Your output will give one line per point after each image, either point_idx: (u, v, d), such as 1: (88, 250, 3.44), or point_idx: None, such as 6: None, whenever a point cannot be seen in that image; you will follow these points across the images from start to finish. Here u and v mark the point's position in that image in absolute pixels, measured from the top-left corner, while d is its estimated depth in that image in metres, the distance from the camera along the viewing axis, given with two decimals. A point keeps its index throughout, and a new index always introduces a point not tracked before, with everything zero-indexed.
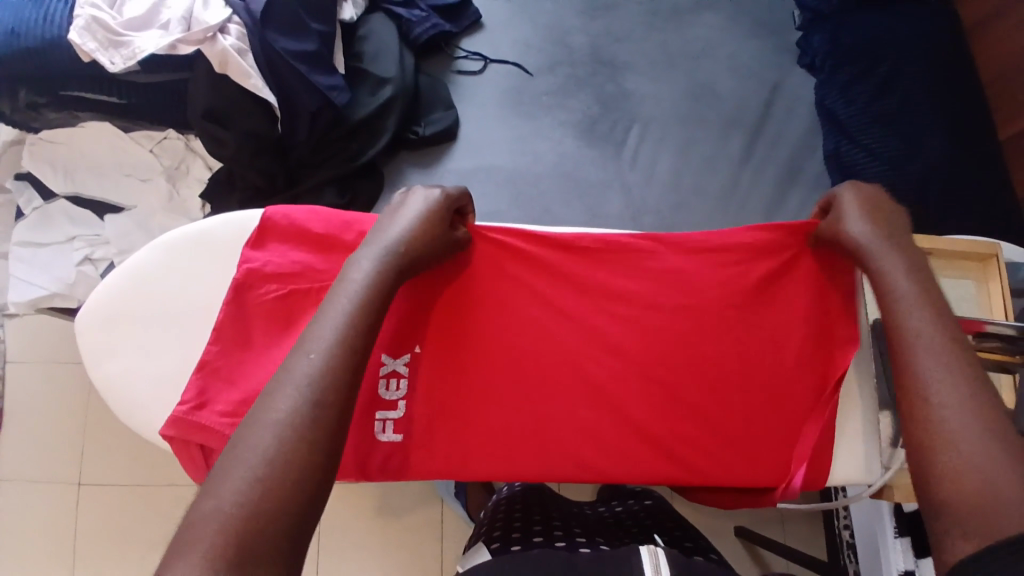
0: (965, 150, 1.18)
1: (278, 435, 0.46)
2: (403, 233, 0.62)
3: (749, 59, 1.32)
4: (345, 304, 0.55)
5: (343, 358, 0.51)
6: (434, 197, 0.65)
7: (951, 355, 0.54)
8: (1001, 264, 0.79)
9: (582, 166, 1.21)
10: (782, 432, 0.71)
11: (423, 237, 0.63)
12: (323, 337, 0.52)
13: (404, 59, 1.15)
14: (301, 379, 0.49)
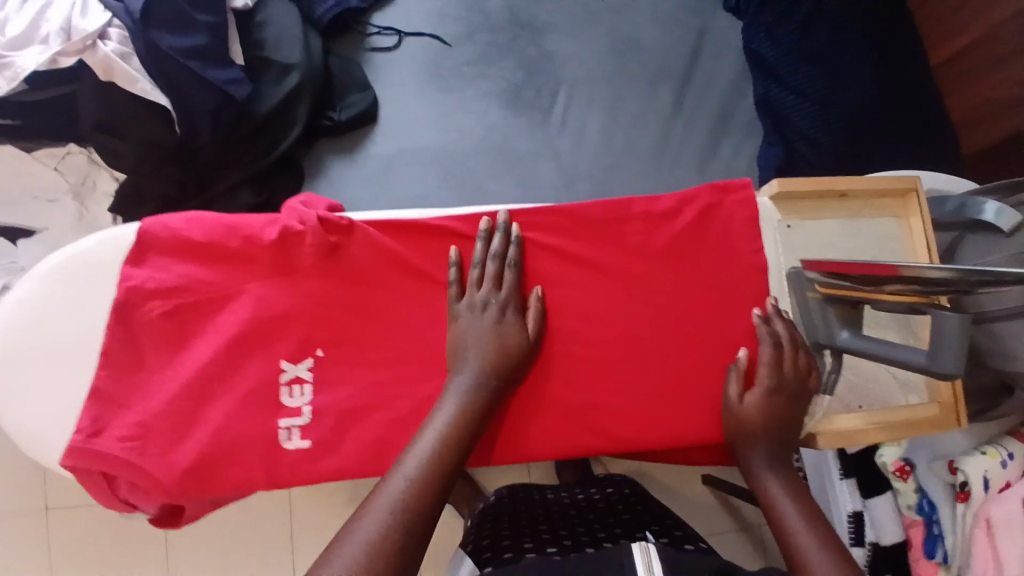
0: (891, 81, 1.17)
1: (372, 541, 0.50)
2: (477, 357, 0.61)
3: (672, 8, 1.28)
4: (435, 426, 0.58)
5: (439, 468, 0.55)
6: (498, 313, 0.63)
7: (807, 509, 0.61)
8: (920, 198, 0.75)
9: (510, 136, 1.18)
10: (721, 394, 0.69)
11: (492, 352, 0.61)
12: (411, 457, 0.56)
13: (309, 40, 1.09)
14: (388, 497, 0.53)
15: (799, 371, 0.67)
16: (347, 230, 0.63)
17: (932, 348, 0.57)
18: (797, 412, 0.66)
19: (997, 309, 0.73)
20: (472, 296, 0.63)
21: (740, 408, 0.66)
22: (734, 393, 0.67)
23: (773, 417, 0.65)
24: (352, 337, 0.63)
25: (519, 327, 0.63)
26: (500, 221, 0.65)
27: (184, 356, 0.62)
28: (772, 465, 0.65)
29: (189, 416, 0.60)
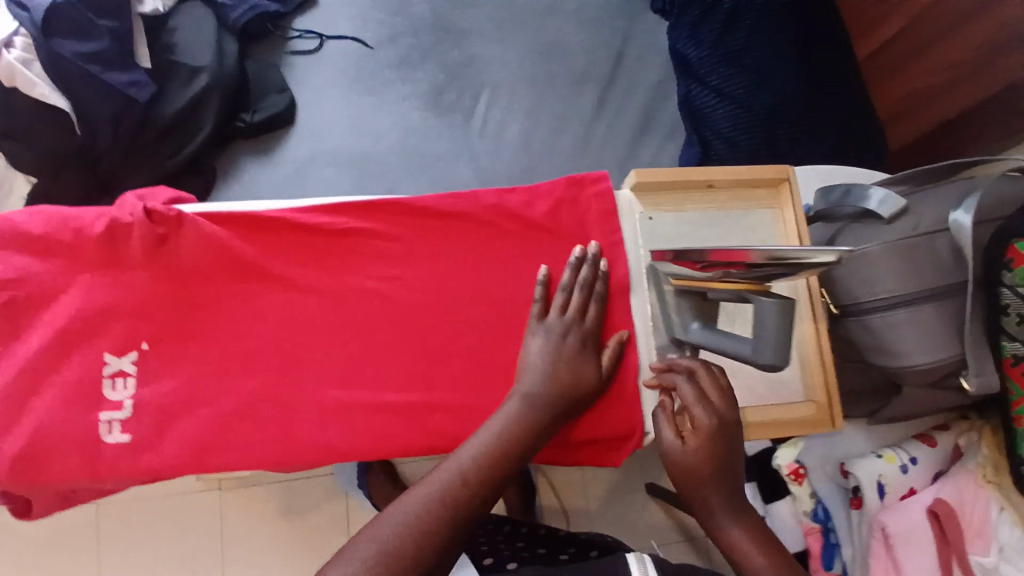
0: (815, 79, 1.14)
1: (408, 525, 0.52)
2: (557, 381, 0.63)
3: (598, 10, 1.27)
4: (485, 436, 0.59)
5: (480, 473, 0.57)
6: (575, 339, 0.65)
7: (770, 556, 0.59)
8: (792, 187, 0.74)
9: (429, 138, 1.17)
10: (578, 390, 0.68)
11: (566, 377, 0.63)
12: (454, 460, 0.57)
13: (224, 44, 1.10)
14: (428, 489, 0.55)
15: (726, 400, 0.63)
16: (177, 221, 0.64)
17: (755, 339, 0.56)
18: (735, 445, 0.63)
19: (871, 301, 0.71)
20: (553, 321, 0.66)
21: (676, 452, 0.63)
22: (668, 440, 0.64)
23: (716, 457, 0.61)
24: (177, 330, 0.63)
25: (596, 359, 0.66)
26: (589, 252, 0.68)
27: (13, 350, 0.61)
28: (728, 508, 0.62)
29: (9, 411, 0.59)
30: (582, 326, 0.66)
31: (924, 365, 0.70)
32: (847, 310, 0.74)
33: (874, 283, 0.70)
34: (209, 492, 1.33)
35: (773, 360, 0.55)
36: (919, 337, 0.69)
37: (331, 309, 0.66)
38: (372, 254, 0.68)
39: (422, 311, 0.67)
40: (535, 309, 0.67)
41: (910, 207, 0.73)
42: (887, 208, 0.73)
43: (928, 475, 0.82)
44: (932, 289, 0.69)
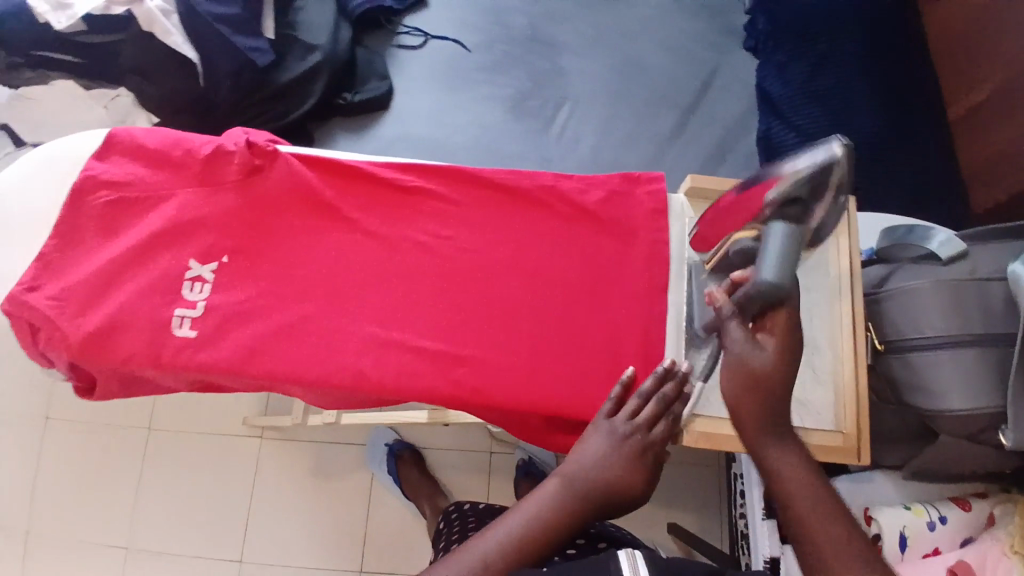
0: (902, 130, 1.12)
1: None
2: (617, 472, 0.58)
3: (690, 40, 1.31)
4: (519, 514, 0.55)
5: (521, 549, 0.53)
6: (634, 441, 0.60)
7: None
8: (850, 216, 0.74)
9: (507, 138, 1.23)
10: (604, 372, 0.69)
11: (615, 480, 0.58)
12: (486, 538, 0.53)
13: (339, 30, 1.21)
14: (463, 563, 0.51)
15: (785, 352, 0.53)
16: (271, 157, 0.72)
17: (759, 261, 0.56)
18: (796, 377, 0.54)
19: (915, 339, 0.72)
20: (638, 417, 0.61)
21: (750, 359, 0.54)
22: (739, 342, 0.55)
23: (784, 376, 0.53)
24: (251, 251, 0.71)
25: (648, 467, 0.60)
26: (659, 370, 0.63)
27: (116, 242, 0.71)
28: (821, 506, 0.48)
29: (103, 291, 0.69)
30: (649, 435, 0.61)
31: (962, 412, 0.69)
32: (892, 347, 0.75)
33: (920, 322, 0.72)
34: (250, 438, 1.42)
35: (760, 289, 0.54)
36: (960, 382, 0.69)
37: (384, 256, 0.72)
38: (428, 214, 0.73)
39: (466, 272, 0.71)
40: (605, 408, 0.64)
41: (969, 254, 0.75)
42: (948, 249, 0.75)
43: (956, 539, 0.77)
44: (980, 335, 0.69)
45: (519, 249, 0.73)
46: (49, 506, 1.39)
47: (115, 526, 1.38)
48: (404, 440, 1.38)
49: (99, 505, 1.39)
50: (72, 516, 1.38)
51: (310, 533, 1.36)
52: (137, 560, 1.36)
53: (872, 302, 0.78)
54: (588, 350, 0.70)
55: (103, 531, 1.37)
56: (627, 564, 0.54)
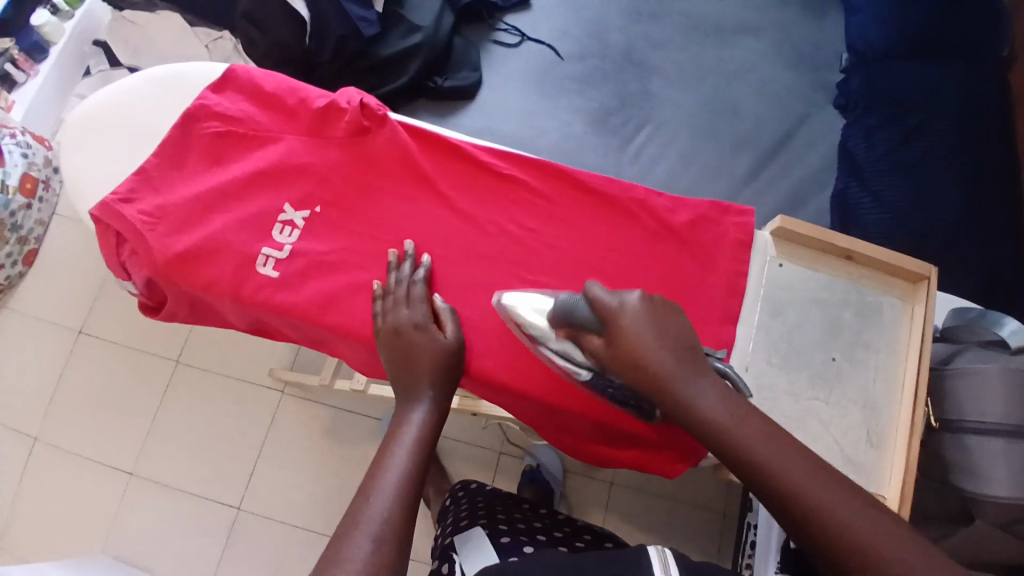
0: (978, 215, 1.13)
1: (383, 525, 0.51)
2: (420, 371, 0.64)
3: (781, 88, 1.32)
4: (403, 440, 0.59)
5: (415, 473, 0.57)
6: (432, 333, 0.66)
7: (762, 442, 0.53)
8: (931, 286, 0.74)
9: (583, 149, 1.25)
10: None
11: (434, 365, 0.64)
12: (386, 476, 0.55)
13: (443, 16, 1.23)
14: (387, 494, 0.54)
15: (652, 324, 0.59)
16: (380, 121, 0.74)
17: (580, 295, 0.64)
18: (677, 325, 0.60)
19: (973, 420, 0.73)
20: (387, 323, 0.66)
21: (617, 352, 0.58)
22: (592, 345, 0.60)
23: (651, 339, 0.57)
24: (344, 207, 0.73)
25: (425, 346, 0.65)
26: (407, 249, 0.70)
27: (216, 173, 0.73)
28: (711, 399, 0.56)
29: (196, 216, 0.70)
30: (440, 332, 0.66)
31: (1009, 499, 0.69)
32: (948, 424, 0.76)
33: (979, 404, 0.73)
34: (272, 391, 1.43)
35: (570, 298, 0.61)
36: (1011, 469, 0.70)
37: (471, 235, 0.73)
38: (518, 204, 0.75)
39: (547, 266, 0.73)
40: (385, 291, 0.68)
41: None
42: (1018, 340, 0.77)
43: None
44: None
45: (601, 255, 0.74)
46: (65, 416, 1.41)
47: (124, 451, 1.39)
48: None
49: (113, 425, 1.41)
50: (86, 431, 1.40)
51: (311, 495, 1.36)
52: (139, 487, 1.37)
53: (935, 377, 0.78)
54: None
55: (113, 453, 1.39)
56: (657, 560, 0.56)
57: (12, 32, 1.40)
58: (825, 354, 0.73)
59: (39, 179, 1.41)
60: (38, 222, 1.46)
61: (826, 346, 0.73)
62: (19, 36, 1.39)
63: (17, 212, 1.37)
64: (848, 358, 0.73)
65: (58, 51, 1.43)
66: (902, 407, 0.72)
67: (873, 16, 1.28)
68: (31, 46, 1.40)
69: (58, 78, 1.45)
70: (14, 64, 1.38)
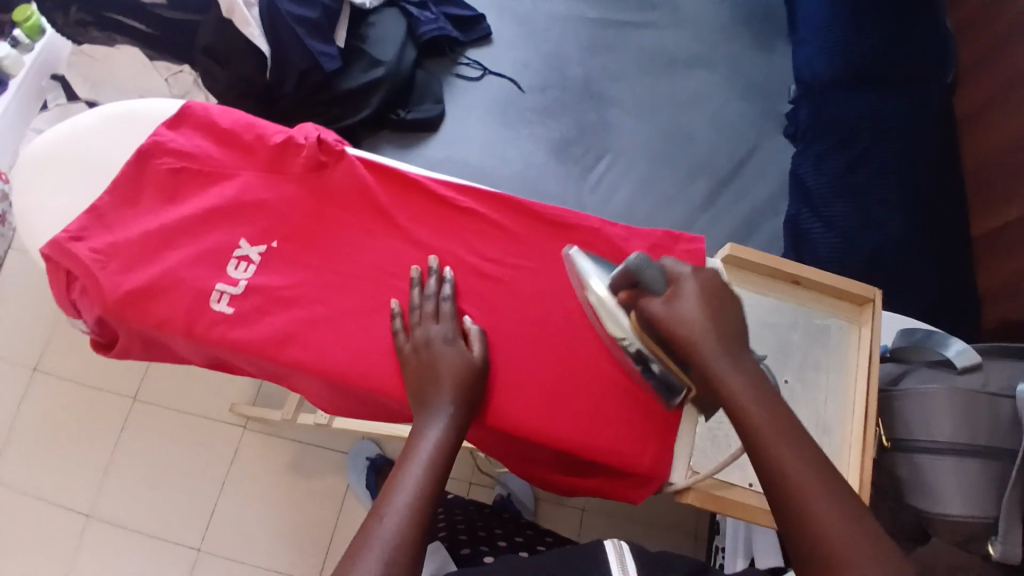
0: (923, 237, 1.17)
1: (391, 547, 0.52)
2: (442, 386, 0.64)
3: (735, 118, 1.37)
4: (419, 455, 0.59)
5: (427, 491, 0.57)
6: (457, 350, 0.67)
7: (802, 463, 0.53)
8: (875, 309, 0.76)
9: (544, 178, 1.27)
10: (640, 408, 0.71)
11: (458, 380, 0.65)
12: (398, 497, 0.56)
13: (405, 50, 1.26)
14: (395, 514, 0.54)
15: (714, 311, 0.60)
16: (338, 156, 0.75)
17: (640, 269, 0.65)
18: (732, 308, 0.62)
19: (924, 441, 0.75)
20: (415, 336, 0.67)
21: (674, 312, 0.60)
22: (653, 304, 0.61)
23: (709, 318, 0.59)
24: (301, 240, 0.73)
25: (460, 361, 0.66)
26: (432, 264, 0.72)
27: (171, 209, 0.72)
28: (764, 409, 0.55)
29: (150, 253, 0.70)
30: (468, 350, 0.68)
31: (958, 517, 0.72)
32: (898, 444, 0.78)
33: (930, 424, 0.75)
34: (234, 427, 1.40)
35: (646, 257, 0.63)
36: (960, 487, 0.72)
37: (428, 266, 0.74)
38: (476, 235, 0.76)
39: (504, 296, 0.74)
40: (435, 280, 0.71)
41: (984, 366, 0.78)
42: (964, 359, 0.78)
43: None
44: (985, 447, 0.73)
45: (559, 283, 0.75)
46: (16, 458, 1.36)
47: (79, 493, 1.34)
48: (386, 455, 1.36)
49: (68, 465, 1.36)
50: (39, 472, 1.35)
51: (275, 533, 1.33)
52: (95, 530, 1.32)
53: (885, 398, 0.81)
54: (628, 390, 0.71)
55: (66, 495, 1.34)
56: (615, 557, 0.60)
57: None
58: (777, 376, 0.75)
59: None
60: None
61: (778, 369, 0.75)
62: None
63: None
64: (800, 381, 0.75)
65: (16, 84, 1.41)
66: (853, 426, 0.73)
67: (816, 50, 1.34)
68: None
69: (16, 111, 1.43)
70: None
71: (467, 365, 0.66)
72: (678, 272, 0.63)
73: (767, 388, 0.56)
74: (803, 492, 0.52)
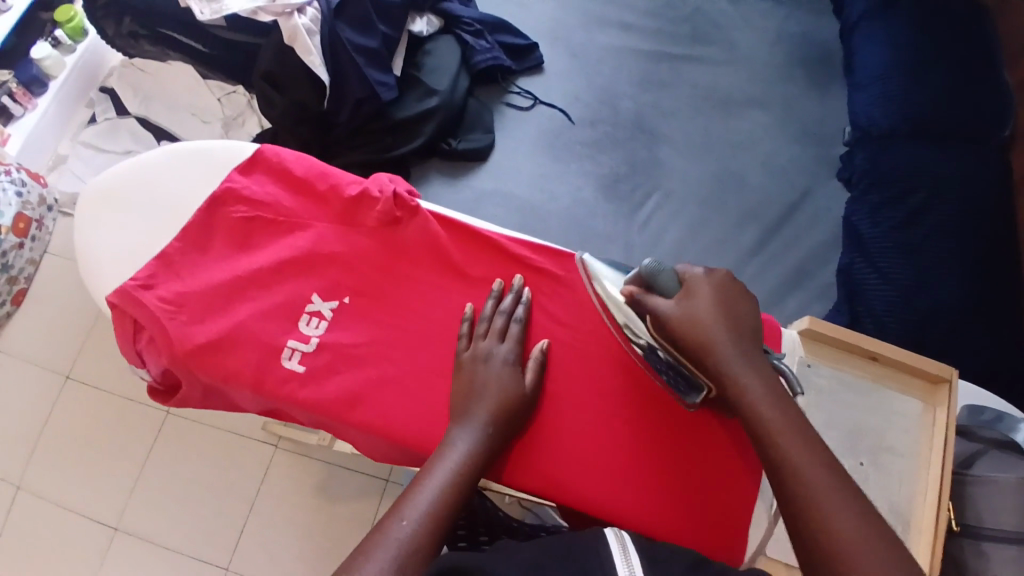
0: (981, 297, 1.15)
1: (400, 551, 0.52)
2: (486, 399, 0.64)
3: (786, 162, 1.35)
4: (445, 463, 0.59)
5: (446, 502, 0.57)
6: (509, 373, 0.67)
7: (813, 450, 0.55)
8: (952, 391, 0.76)
9: (593, 216, 1.27)
10: (714, 491, 0.69)
11: (502, 399, 0.64)
12: (418, 500, 0.56)
13: (458, 79, 1.24)
14: (411, 518, 0.55)
15: (733, 313, 0.63)
16: (412, 210, 0.74)
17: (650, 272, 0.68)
18: (747, 305, 0.65)
19: (993, 529, 0.75)
20: (477, 346, 0.68)
21: (685, 310, 0.63)
22: (662, 304, 0.64)
23: (723, 310, 0.62)
24: (374, 295, 0.72)
25: (512, 382, 0.66)
26: (515, 283, 0.73)
27: (240, 258, 0.71)
28: (769, 398, 0.58)
29: (219, 304, 0.69)
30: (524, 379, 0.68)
31: None
32: (968, 530, 0.77)
33: (1000, 513, 0.75)
34: (266, 444, 1.39)
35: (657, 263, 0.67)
36: None
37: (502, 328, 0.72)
38: (549, 299, 0.75)
39: (577, 368, 0.72)
40: (499, 291, 0.72)
41: None
42: None
43: None
44: None
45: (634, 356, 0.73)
46: (47, 465, 1.35)
47: (110, 502, 1.34)
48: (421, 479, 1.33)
49: (100, 475, 1.35)
50: (68, 480, 1.35)
51: (301, 552, 1.32)
52: (124, 542, 1.31)
53: (956, 481, 0.80)
54: (702, 470, 0.69)
55: (95, 505, 1.33)
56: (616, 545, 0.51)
57: (12, 66, 1.36)
58: (852, 460, 0.75)
59: (32, 219, 1.37)
60: (29, 261, 1.41)
61: (854, 452, 0.75)
62: (18, 69, 1.36)
63: (7, 252, 1.33)
64: (875, 464, 0.75)
65: (57, 85, 1.39)
66: (924, 511, 0.73)
67: (875, 96, 1.32)
68: (30, 79, 1.37)
69: (57, 113, 1.42)
70: (12, 98, 1.34)
71: (518, 388, 0.66)
72: (690, 273, 0.66)
73: (775, 383, 0.59)
74: (804, 473, 0.53)
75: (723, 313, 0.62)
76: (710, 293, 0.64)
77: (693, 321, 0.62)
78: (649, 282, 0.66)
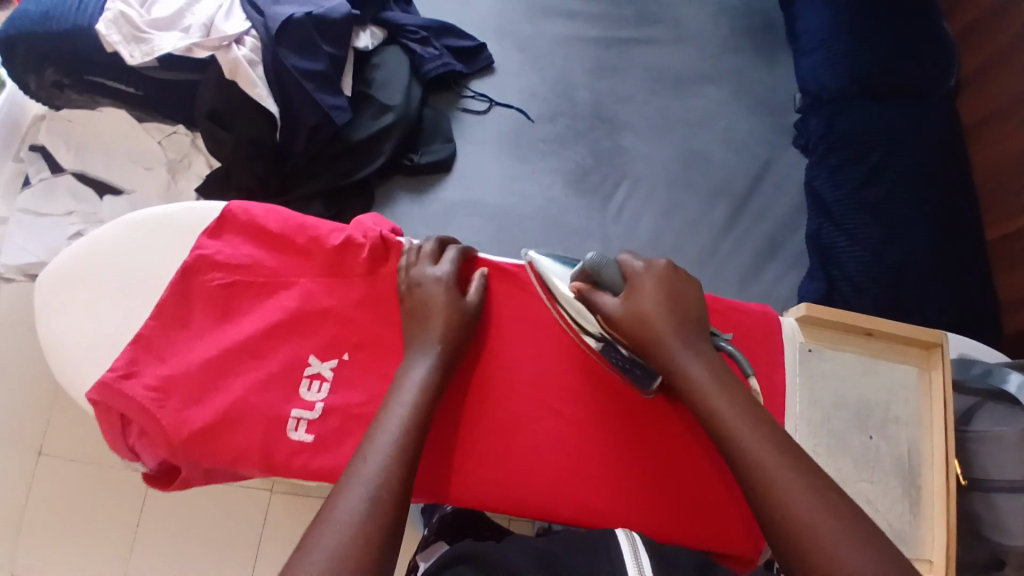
0: (946, 247, 1.19)
1: (376, 486, 0.55)
2: (435, 319, 0.68)
3: (746, 135, 1.36)
4: (406, 391, 0.63)
5: (413, 431, 0.60)
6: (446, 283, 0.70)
7: (769, 441, 0.61)
8: (944, 354, 0.79)
9: (566, 212, 1.25)
10: (699, 490, 0.77)
11: (450, 315, 0.68)
12: (381, 438, 0.59)
13: (410, 90, 1.20)
14: (379, 454, 0.57)
15: (682, 310, 0.70)
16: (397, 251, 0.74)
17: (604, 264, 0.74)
18: (692, 300, 0.72)
19: (997, 480, 0.79)
20: (410, 274, 0.71)
21: (631, 304, 0.69)
22: (606, 299, 0.71)
23: (665, 302, 0.70)
24: (372, 346, 0.71)
25: (455, 299, 0.70)
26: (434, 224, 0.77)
27: (225, 327, 0.70)
28: (717, 387, 0.65)
29: (213, 381, 0.67)
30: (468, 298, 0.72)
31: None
32: (976, 484, 0.81)
33: (1004, 466, 0.78)
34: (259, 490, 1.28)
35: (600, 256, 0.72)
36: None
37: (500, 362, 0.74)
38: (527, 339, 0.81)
39: (563, 397, 0.79)
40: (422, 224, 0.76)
41: None
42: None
43: None
44: None
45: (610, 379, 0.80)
46: (27, 552, 1.22)
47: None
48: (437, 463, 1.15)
49: (88, 553, 1.23)
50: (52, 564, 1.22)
51: None
52: None
53: (959, 439, 0.84)
54: (696, 479, 0.78)
55: None
56: (628, 546, 0.58)
57: None
58: (862, 435, 0.78)
59: None
60: None
61: (863, 427, 0.78)
62: None
63: None
64: (883, 436, 0.78)
65: None
66: (934, 473, 0.76)
67: (821, 60, 1.33)
68: None
69: None
70: None
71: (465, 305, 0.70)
72: (633, 268, 0.72)
73: (725, 377, 0.66)
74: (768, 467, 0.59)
75: (664, 301, 0.69)
76: (654, 288, 0.70)
77: (637, 312, 0.69)
78: (593, 278, 0.72)
